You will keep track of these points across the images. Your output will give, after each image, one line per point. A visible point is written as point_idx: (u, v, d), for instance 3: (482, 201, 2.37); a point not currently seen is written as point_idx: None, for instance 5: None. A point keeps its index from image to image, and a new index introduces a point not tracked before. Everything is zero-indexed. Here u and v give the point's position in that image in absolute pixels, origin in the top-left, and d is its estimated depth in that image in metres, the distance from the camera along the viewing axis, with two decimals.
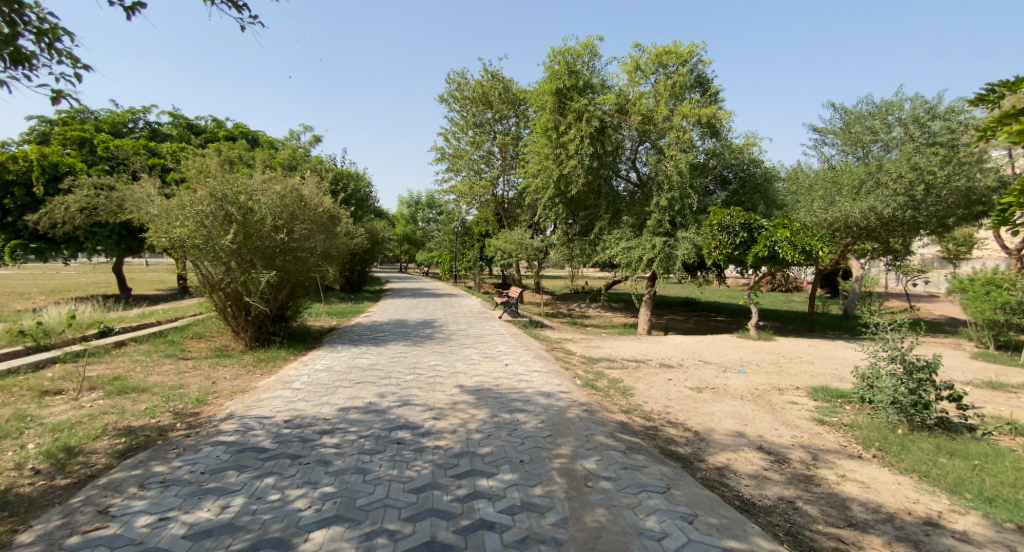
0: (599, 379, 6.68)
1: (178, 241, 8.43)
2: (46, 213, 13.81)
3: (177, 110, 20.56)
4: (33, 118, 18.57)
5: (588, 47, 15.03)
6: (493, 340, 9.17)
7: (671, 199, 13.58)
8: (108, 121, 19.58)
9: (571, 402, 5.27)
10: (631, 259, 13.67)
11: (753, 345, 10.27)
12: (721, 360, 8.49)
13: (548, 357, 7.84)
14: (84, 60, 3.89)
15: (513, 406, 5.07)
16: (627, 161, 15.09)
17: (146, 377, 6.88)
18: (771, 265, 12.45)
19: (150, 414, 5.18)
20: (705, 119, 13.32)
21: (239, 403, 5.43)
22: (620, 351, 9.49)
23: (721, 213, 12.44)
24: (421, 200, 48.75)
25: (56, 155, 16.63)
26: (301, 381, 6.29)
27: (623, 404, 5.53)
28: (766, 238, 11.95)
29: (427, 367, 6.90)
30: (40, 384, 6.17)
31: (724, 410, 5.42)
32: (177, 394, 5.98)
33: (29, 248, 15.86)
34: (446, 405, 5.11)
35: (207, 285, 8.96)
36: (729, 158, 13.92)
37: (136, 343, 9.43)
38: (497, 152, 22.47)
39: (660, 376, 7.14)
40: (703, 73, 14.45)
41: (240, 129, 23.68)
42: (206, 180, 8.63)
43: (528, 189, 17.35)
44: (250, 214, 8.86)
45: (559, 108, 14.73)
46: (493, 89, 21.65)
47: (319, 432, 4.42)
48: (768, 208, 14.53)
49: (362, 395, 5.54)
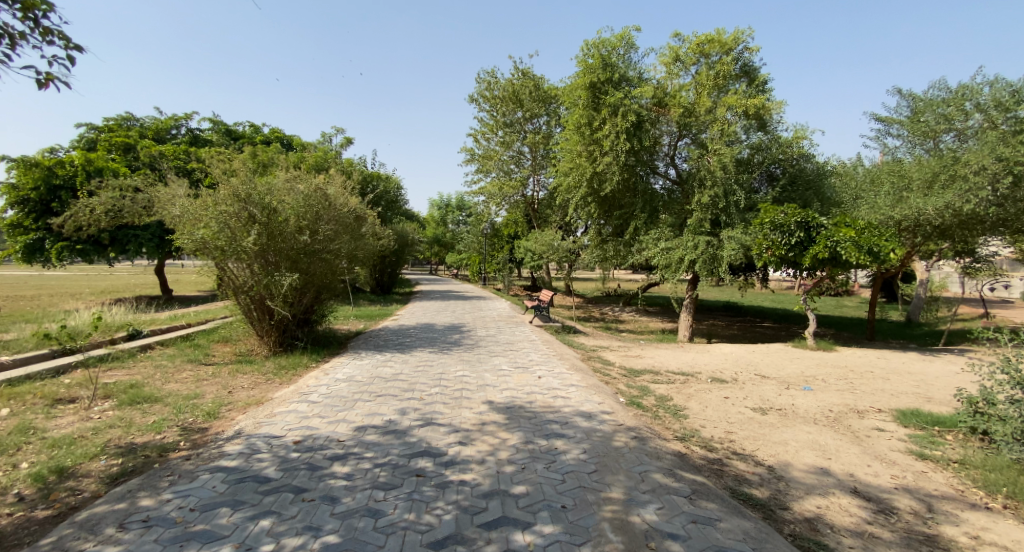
0: (645, 397, 5.96)
1: (201, 243, 8.15)
2: (72, 215, 14.18)
3: (214, 114, 20.98)
4: (84, 126, 19.20)
5: (625, 39, 14.23)
6: (524, 348, 8.52)
7: (714, 196, 12.62)
8: (152, 128, 19.98)
9: (617, 426, 4.59)
10: (671, 261, 12.87)
11: (814, 356, 9.28)
12: (781, 374, 7.62)
13: (585, 369, 7.15)
14: (77, 43, 3.63)
15: (550, 430, 4.42)
16: (665, 157, 14.28)
17: (162, 385, 6.56)
18: (830, 266, 11.28)
19: (155, 429, 4.78)
20: (752, 111, 12.39)
21: (249, 419, 4.96)
22: (665, 361, 8.68)
23: (772, 211, 11.42)
24: (451, 202, 48.93)
25: (102, 161, 16.95)
26: (319, 393, 5.81)
27: (677, 429, 4.82)
28: (827, 237, 10.76)
29: (453, 379, 6.31)
30: (54, 391, 5.90)
31: (799, 441, 4.64)
32: (190, 405, 5.60)
33: (75, 249, 16.21)
34: (474, 427, 4.52)
35: (231, 289, 8.64)
36: (777, 153, 12.83)
37: (163, 347, 9.24)
38: (527, 152, 21.85)
39: (714, 393, 6.36)
40: (750, 61, 13.47)
41: (276, 133, 23.91)
42: (230, 179, 8.33)
43: (559, 188, 16.63)
44: (275, 215, 8.58)
45: (594, 104, 14.03)
46: (524, 88, 21.08)
47: (330, 458, 3.89)
48: (824, 206, 13.33)
49: (381, 412, 5.00)
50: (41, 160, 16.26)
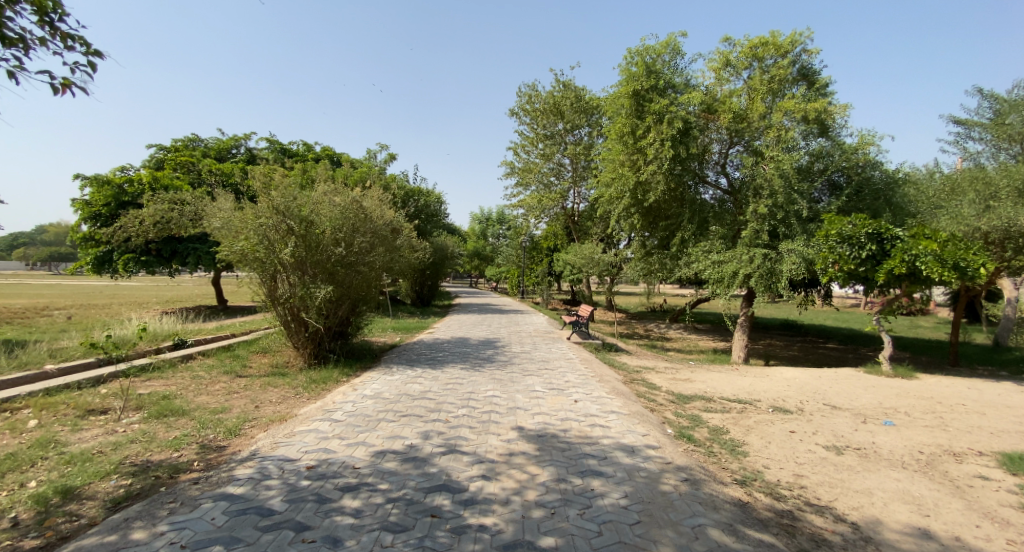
0: (696, 429, 5.31)
1: (241, 254, 8.18)
2: (122, 225, 15.22)
3: (270, 133, 21.81)
4: (154, 147, 20.45)
5: (670, 45, 13.60)
6: (561, 367, 7.99)
7: (772, 206, 11.72)
8: (214, 148, 21.01)
9: (664, 464, 4.03)
10: (723, 275, 12.00)
11: (891, 384, 8.25)
12: (854, 405, 6.76)
13: (628, 393, 6.54)
14: (96, 49, 3.58)
15: (586, 466, 3.90)
16: (715, 166, 13.50)
17: (193, 397, 6.49)
18: (907, 283, 10.14)
19: (173, 446, 4.59)
20: (813, 115, 11.48)
21: (267, 438, 4.71)
22: (718, 386, 7.91)
23: (839, 221, 10.43)
24: (493, 216, 49.94)
25: (167, 179, 17.89)
26: (342, 411, 5.53)
27: (735, 470, 4.18)
28: (904, 251, 9.64)
29: (483, 400, 5.87)
30: (88, 402, 5.90)
31: (886, 491, 3.91)
32: (214, 420, 5.43)
33: (139, 261, 17.09)
34: (501, 458, 4.06)
35: (269, 300, 8.57)
36: (840, 160, 11.78)
37: (204, 357, 9.33)
38: (568, 164, 21.45)
39: (776, 426, 5.63)
40: (808, 64, 12.59)
41: (327, 150, 24.63)
42: (269, 191, 8.33)
43: (601, 200, 16.06)
44: (312, 227, 8.52)
45: (637, 112, 13.47)
46: (565, 99, 20.74)
47: (341, 489, 3.54)
48: (896, 217, 12.13)
49: (403, 435, 4.64)
50: (113, 179, 17.38)
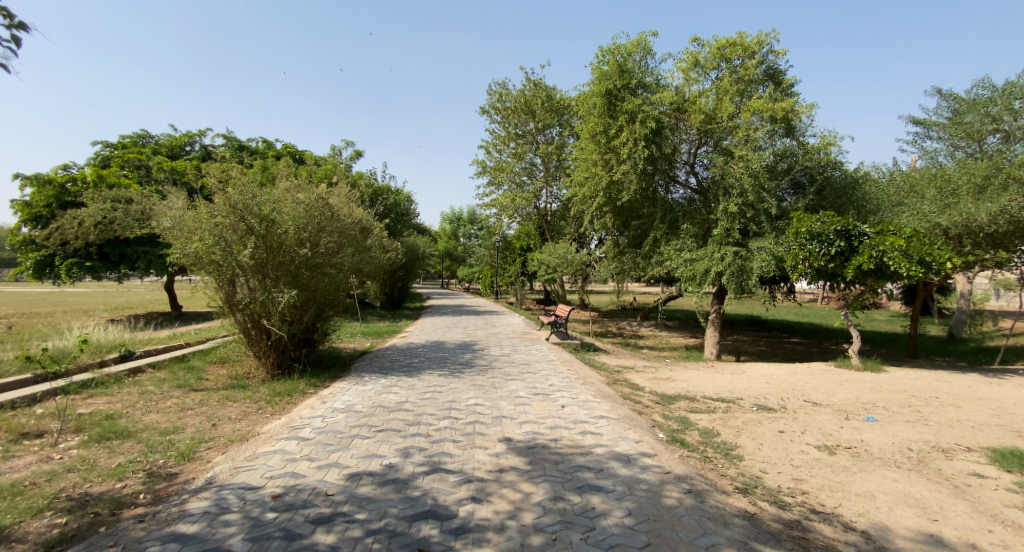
0: (688, 432, 5.13)
1: (195, 257, 7.56)
2: (61, 227, 14.07)
3: (227, 130, 20.73)
4: (100, 144, 19.10)
5: (641, 44, 13.52)
6: (543, 370, 7.69)
7: (742, 204, 11.79)
8: (166, 145, 19.80)
9: (663, 475, 3.80)
10: (695, 273, 11.99)
11: (864, 378, 8.36)
12: (834, 401, 6.77)
13: (614, 396, 6.32)
14: (21, 21, 3.05)
15: (583, 480, 3.63)
16: (685, 165, 13.53)
17: (142, 415, 5.87)
18: (874, 278, 10.37)
19: (116, 475, 4.04)
20: (780, 115, 11.59)
21: (225, 463, 4.22)
22: (700, 385, 7.80)
23: (808, 219, 10.50)
24: (464, 216, 49.70)
25: (114, 177, 16.67)
26: (312, 427, 5.08)
27: (735, 477, 3.99)
28: (872, 247, 9.84)
29: (465, 410, 5.51)
30: (19, 424, 5.21)
31: (887, 494, 3.81)
32: (165, 443, 4.87)
33: (85, 266, 15.88)
34: (490, 476, 3.74)
35: (227, 306, 7.95)
36: (803, 160, 11.92)
37: (155, 369, 8.59)
38: (540, 163, 21.28)
39: (765, 426, 5.51)
40: (775, 64, 12.76)
41: (289, 148, 23.64)
42: (226, 188, 7.73)
43: (574, 199, 15.91)
44: (274, 226, 7.96)
45: (609, 111, 13.33)
46: (536, 98, 20.52)
47: (313, 522, 3.15)
48: (860, 214, 12.44)
49: (381, 454, 4.25)
50: (55, 177, 16.11)
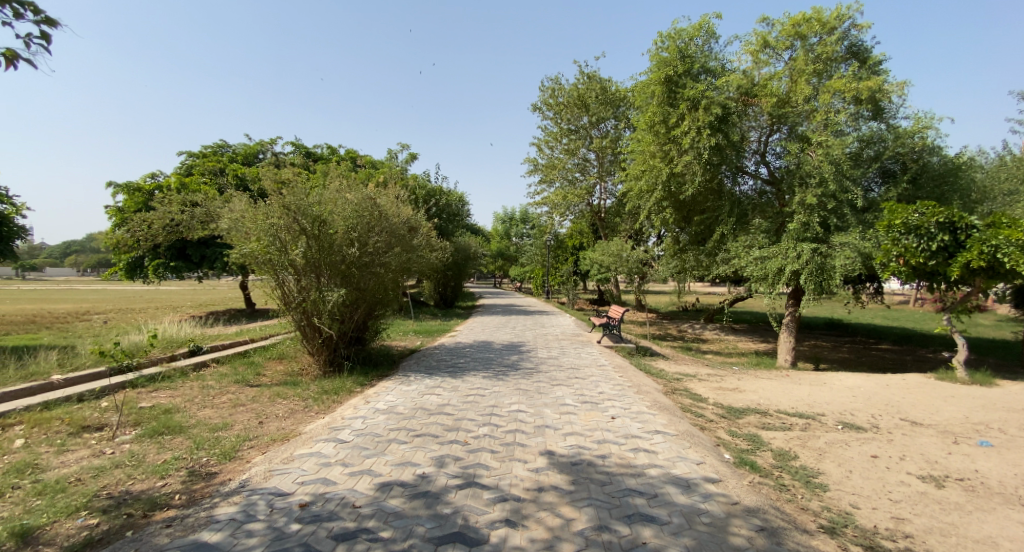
0: (759, 454, 4.52)
1: (251, 257, 7.72)
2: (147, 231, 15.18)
3: (295, 137, 21.72)
4: (186, 154, 20.59)
5: (704, 27, 12.58)
6: (593, 376, 7.22)
7: (822, 195, 10.64)
8: (241, 153, 21.02)
9: (729, 506, 3.29)
10: (767, 272, 11.03)
11: (972, 393, 7.23)
12: (936, 421, 5.84)
13: (671, 407, 5.76)
14: (49, 17, 3.12)
15: (633, 508, 3.19)
16: (754, 155, 12.48)
17: (196, 411, 6.01)
18: (984, 277, 9.04)
19: (158, 473, 4.05)
20: (866, 95, 10.41)
21: (261, 465, 4.13)
22: (773, 397, 7.01)
23: (903, 210, 9.29)
24: (518, 215, 49.88)
25: (194, 184, 17.85)
26: (352, 429, 4.94)
27: (818, 513, 3.39)
28: (983, 241, 8.58)
29: (507, 416, 5.18)
30: (84, 417, 5.45)
31: (1018, 544, 3.11)
32: (210, 440, 4.89)
33: (169, 266, 17.11)
34: (529, 495, 3.38)
35: (282, 304, 8.07)
36: (894, 145, 10.62)
37: (218, 364, 8.93)
38: (594, 159, 20.61)
39: (853, 449, 4.76)
40: (858, 39, 11.49)
41: (351, 152, 24.43)
42: (280, 188, 7.85)
43: (630, 194, 15.17)
44: (325, 227, 8.00)
45: (669, 99, 12.53)
46: (590, 91, 19.91)
47: (335, 538, 2.93)
48: (964, 204, 10.95)
49: (416, 462, 4.01)
50: (144, 186, 17.52)
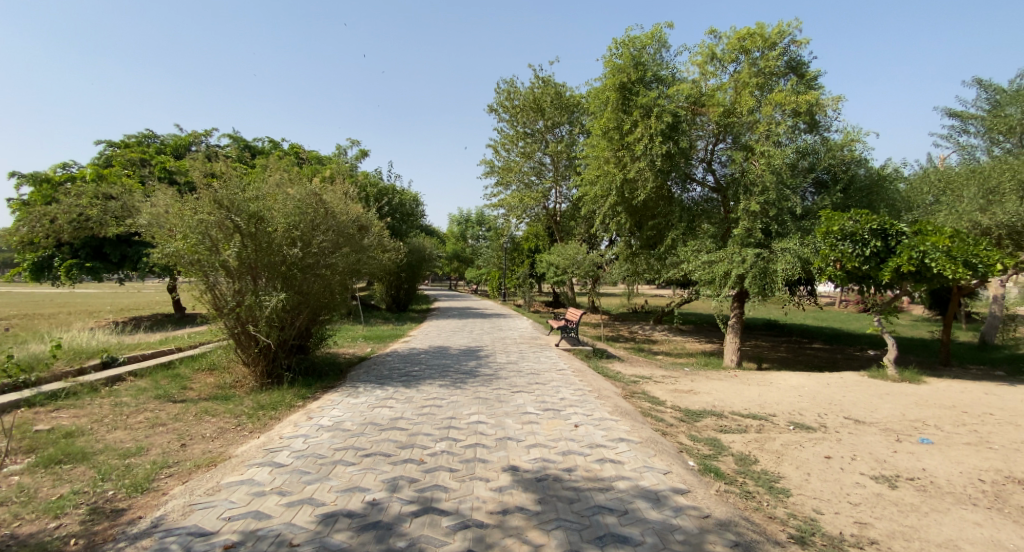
0: (722, 460, 4.44)
1: (177, 257, 6.93)
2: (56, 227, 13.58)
3: (233, 129, 20.33)
4: (106, 144, 18.75)
5: (656, 36, 12.77)
6: (553, 382, 7.01)
7: (764, 203, 11.01)
8: (170, 145, 19.40)
9: (701, 520, 3.13)
10: (715, 276, 11.28)
11: (905, 391, 7.62)
12: (878, 419, 6.05)
13: (632, 413, 5.64)
14: None
15: (605, 528, 2.97)
16: (701, 163, 12.79)
17: (106, 433, 5.27)
18: (912, 281, 9.62)
19: (51, 512, 3.42)
20: (804, 109, 10.84)
21: (181, 497, 3.58)
22: (727, 399, 7.07)
23: (840, 217, 9.76)
24: (473, 218, 49.48)
25: (114, 176, 16.23)
26: (292, 449, 4.45)
27: (787, 523, 3.31)
28: (911, 248, 9.12)
29: (465, 429, 4.85)
30: None
31: (975, 545, 3.14)
32: (120, 469, 4.25)
33: (84, 267, 15.37)
34: (492, 519, 3.09)
35: (212, 310, 7.31)
36: (827, 157, 11.18)
37: (138, 377, 8.01)
38: (549, 162, 20.61)
39: (808, 451, 4.79)
40: (798, 55, 12.03)
41: (295, 148, 23.18)
42: (210, 181, 7.09)
43: (584, 199, 15.21)
44: (263, 223, 7.28)
45: (623, 105, 12.58)
46: (545, 96, 19.88)
47: None
48: (892, 213, 11.67)
49: (365, 486, 3.61)
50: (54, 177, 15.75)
